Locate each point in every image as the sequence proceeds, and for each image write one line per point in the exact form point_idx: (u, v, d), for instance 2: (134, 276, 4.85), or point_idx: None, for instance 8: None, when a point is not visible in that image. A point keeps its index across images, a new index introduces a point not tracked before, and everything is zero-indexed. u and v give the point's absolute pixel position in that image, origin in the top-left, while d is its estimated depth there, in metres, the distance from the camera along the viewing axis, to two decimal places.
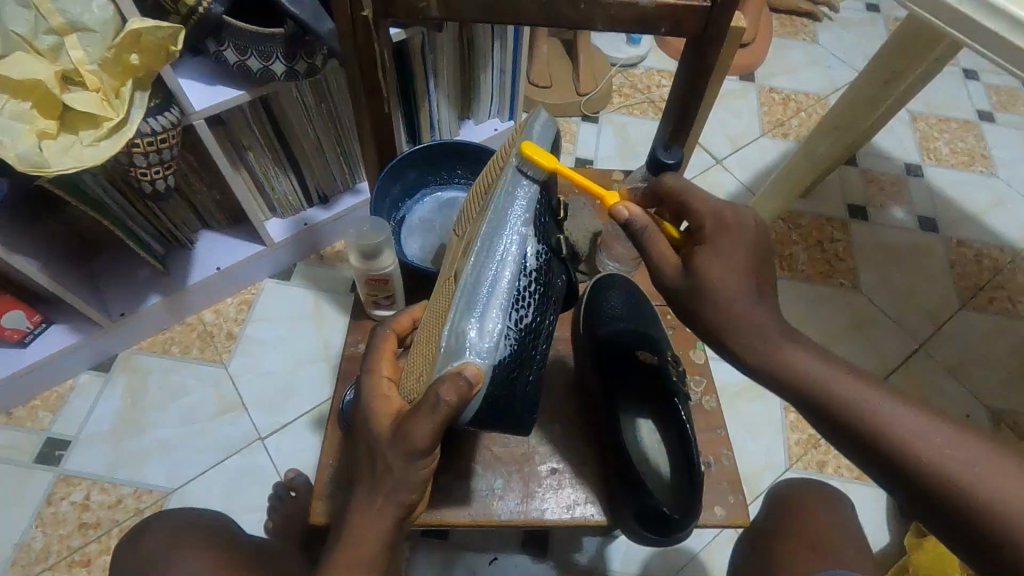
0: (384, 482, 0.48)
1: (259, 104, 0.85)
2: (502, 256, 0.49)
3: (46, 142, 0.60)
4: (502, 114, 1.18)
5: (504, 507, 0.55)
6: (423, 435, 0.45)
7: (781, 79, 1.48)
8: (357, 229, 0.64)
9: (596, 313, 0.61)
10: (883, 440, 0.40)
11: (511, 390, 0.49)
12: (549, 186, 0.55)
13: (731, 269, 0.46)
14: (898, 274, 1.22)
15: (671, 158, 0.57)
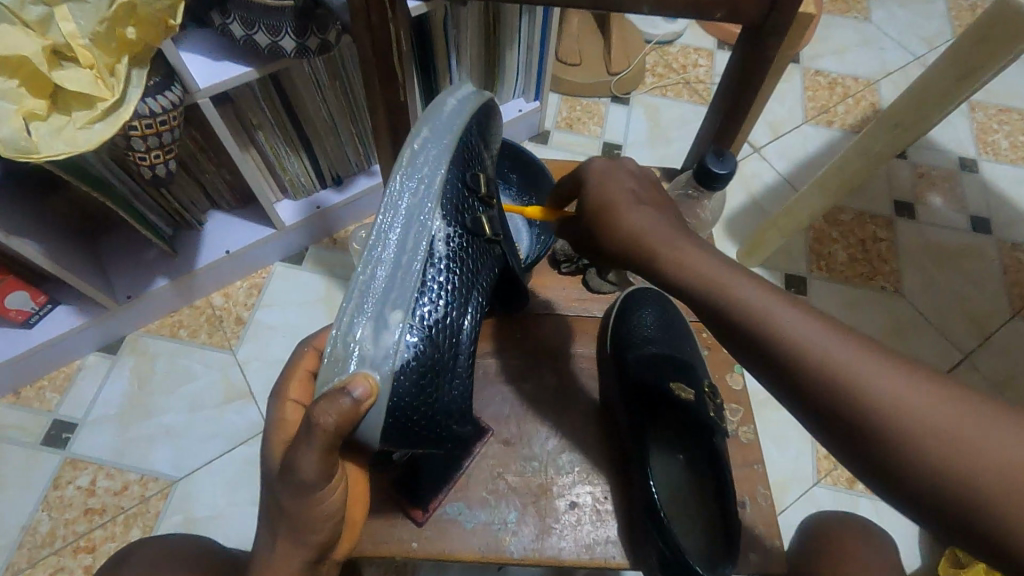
0: (284, 522, 0.42)
1: (269, 82, 0.80)
2: (398, 247, 0.41)
3: (36, 124, 0.56)
4: (527, 95, 1.12)
5: (517, 544, 0.51)
6: (309, 468, 0.39)
7: (828, 61, 1.38)
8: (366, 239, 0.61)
9: (627, 332, 0.54)
10: (832, 379, 0.32)
11: (427, 403, 0.42)
12: (470, 161, 0.47)
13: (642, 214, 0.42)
14: (946, 278, 1.14)
15: (724, 168, 0.51)
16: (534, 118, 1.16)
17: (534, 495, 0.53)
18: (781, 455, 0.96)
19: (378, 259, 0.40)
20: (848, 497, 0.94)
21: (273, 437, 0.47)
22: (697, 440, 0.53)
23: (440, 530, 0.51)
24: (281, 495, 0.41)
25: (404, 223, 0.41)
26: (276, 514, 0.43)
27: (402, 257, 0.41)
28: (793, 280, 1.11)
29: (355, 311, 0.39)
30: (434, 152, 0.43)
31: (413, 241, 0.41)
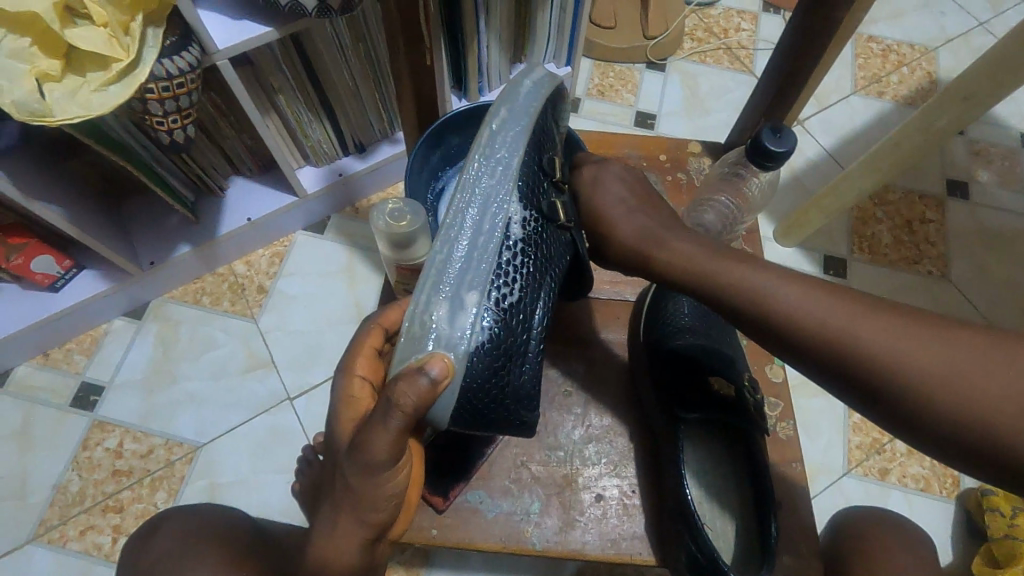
0: (344, 502, 0.40)
1: (290, 43, 0.76)
2: (475, 228, 0.40)
3: (50, 86, 0.54)
4: (558, 60, 1.07)
5: (539, 535, 0.49)
6: (379, 449, 0.37)
7: (882, 26, 1.28)
8: (385, 216, 0.54)
9: (661, 319, 0.53)
10: (853, 359, 0.39)
11: (496, 387, 0.42)
12: (543, 144, 0.46)
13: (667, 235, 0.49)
14: (997, 264, 1.07)
15: (781, 147, 0.46)
16: (564, 85, 1.11)
17: (558, 485, 0.51)
18: (812, 444, 0.93)
19: (457, 238, 0.40)
20: (880, 490, 0.91)
21: (338, 413, 0.46)
22: (736, 432, 0.51)
23: (461, 517, 0.50)
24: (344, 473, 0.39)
25: (482, 203, 0.41)
26: (338, 494, 0.41)
27: (479, 238, 0.40)
28: (833, 262, 1.06)
29: (432, 290, 0.38)
30: (512, 133, 0.43)
31: (490, 222, 0.41)
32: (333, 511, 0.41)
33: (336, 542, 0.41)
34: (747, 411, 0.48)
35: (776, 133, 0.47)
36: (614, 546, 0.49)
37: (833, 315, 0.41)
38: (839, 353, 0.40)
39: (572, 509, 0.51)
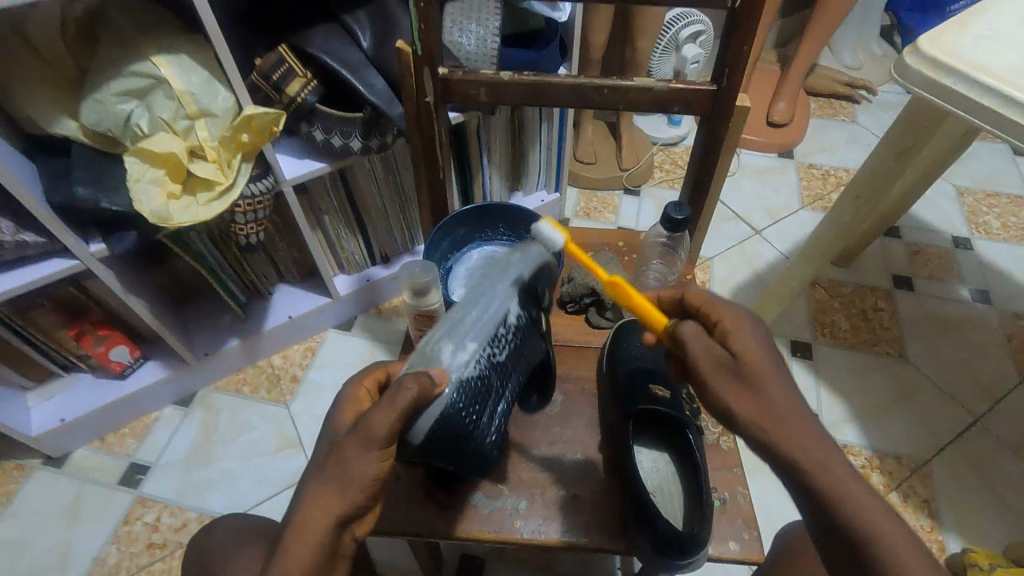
0: (329, 485, 0.45)
1: (337, 176, 1.00)
2: (488, 305, 0.54)
3: (172, 201, 0.75)
4: (549, 187, 1.31)
5: (526, 526, 0.59)
6: (377, 425, 0.44)
7: (820, 157, 1.55)
8: (408, 269, 0.64)
9: (616, 350, 0.65)
10: (854, 529, 0.38)
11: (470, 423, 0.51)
12: (546, 274, 0.62)
13: (759, 346, 0.45)
14: (949, 345, 1.20)
15: (682, 215, 0.61)
16: (556, 207, 1.34)
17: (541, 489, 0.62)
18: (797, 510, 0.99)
19: (470, 304, 0.54)
20: None
21: (338, 416, 0.51)
22: (676, 438, 0.61)
23: (459, 516, 0.60)
24: (337, 453, 0.45)
25: (497, 294, 0.55)
26: (330, 466, 0.45)
27: (489, 311, 0.54)
28: (799, 346, 1.19)
29: (445, 330, 0.52)
30: (529, 256, 0.59)
31: (498, 306, 0.55)
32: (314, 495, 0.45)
33: (308, 526, 0.44)
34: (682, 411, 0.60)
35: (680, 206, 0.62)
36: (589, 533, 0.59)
37: (892, 538, 0.37)
38: (842, 519, 0.39)
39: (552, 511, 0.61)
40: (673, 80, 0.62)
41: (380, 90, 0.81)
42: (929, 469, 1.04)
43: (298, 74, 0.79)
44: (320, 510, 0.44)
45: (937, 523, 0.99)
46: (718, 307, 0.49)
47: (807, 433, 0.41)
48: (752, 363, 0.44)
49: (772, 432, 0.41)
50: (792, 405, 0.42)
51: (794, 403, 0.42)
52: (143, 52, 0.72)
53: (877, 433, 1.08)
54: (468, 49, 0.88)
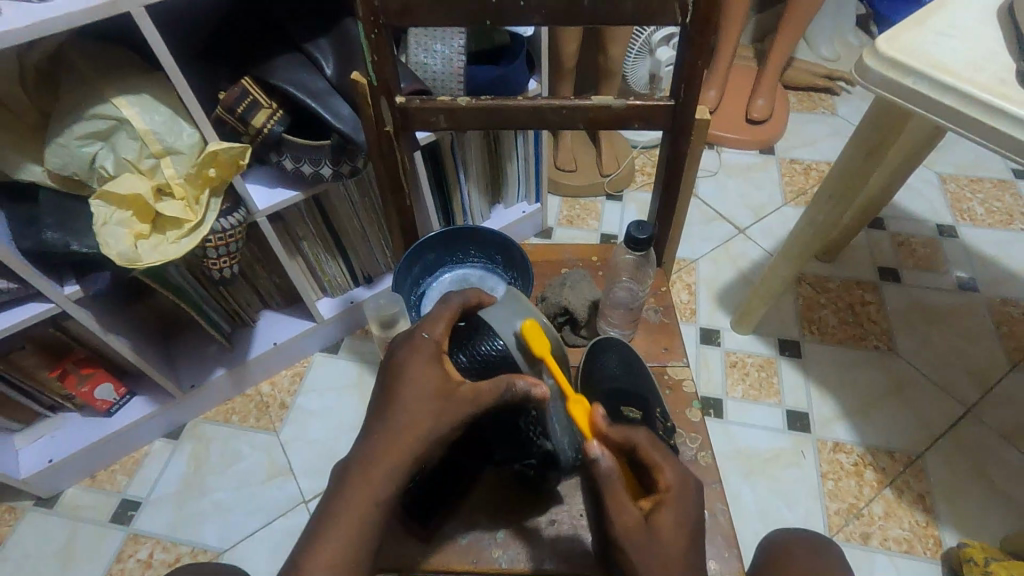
0: (416, 429, 0.50)
1: (313, 202, 1.00)
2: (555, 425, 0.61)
3: (141, 242, 0.75)
4: (529, 198, 1.31)
5: (504, 555, 0.62)
6: (473, 397, 0.52)
7: (801, 151, 1.54)
8: (375, 301, 0.69)
9: (588, 371, 0.67)
10: None
11: (468, 354, 0.57)
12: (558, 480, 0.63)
13: (677, 542, 0.48)
14: (938, 335, 1.19)
15: (644, 234, 0.62)
16: (537, 218, 1.34)
17: (520, 518, 0.64)
18: (790, 511, 1.00)
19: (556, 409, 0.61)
20: (864, 554, 0.96)
21: (417, 357, 0.54)
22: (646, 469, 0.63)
23: (438, 547, 0.62)
24: (430, 402, 0.51)
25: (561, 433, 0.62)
26: (397, 442, 0.50)
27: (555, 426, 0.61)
28: (787, 344, 1.18)
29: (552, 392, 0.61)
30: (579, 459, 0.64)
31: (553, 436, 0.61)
32: (395, 433, 0.50)
33: (388, 460, 0.49)
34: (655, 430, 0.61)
35: (642, 225, 0.63)
36: (565, 559, 0.61)
37: None
38: None
39: (531, 537, 0.63)
40: (630, 97, 0.63)
41: (346, 117, 0.79)
42: (923, 462, 1.04)
43: (264, 105, 0.79)
44: (400, 448, 0.50)
45: (932, 518, 0.98)
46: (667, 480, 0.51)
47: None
48: (660, 534, 0.48)
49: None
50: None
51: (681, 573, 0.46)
52: (104, 94, 0.71)
53: (869, 428, 1.08)
54: (436, 70, 0.87)
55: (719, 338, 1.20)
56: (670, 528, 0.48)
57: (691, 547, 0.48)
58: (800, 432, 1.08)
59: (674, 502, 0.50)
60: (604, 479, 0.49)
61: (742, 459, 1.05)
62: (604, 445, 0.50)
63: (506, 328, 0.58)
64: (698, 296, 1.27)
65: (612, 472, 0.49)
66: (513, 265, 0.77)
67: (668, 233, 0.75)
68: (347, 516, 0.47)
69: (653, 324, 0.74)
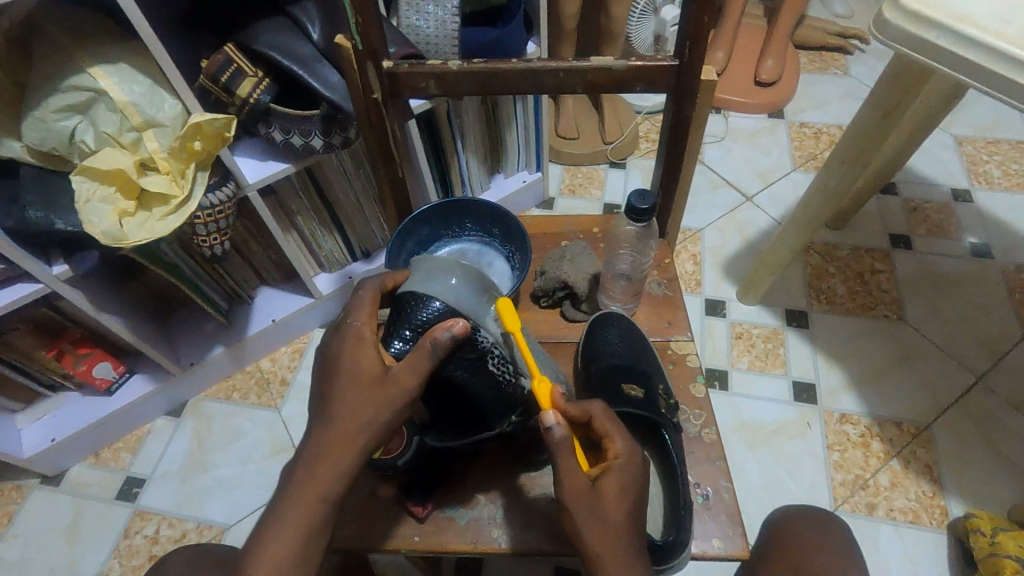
0: (358, 419, 0.47)
1: (305, 175, 0.97)
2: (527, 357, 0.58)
3: (126, 219, 0.73)
4: (529, 167, 1.27)
5: (503, 535, 0.61)
6: (409, 373, 0.48)
7: (812, 114, 1.49)
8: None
9: (592, 347, 0.66)
10: None
11: (409, 326, 0.52)
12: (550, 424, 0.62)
13: (621, 511, 0.47)
14: (949, 303, 1.16)
15: (645, 204, 0.59)
16: (538, 188, 1.31)
17: (519, 497, 0.63)
18: (795, 482, 0.99)
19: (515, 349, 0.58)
20: (869, 524, 0.95)
21: (347, 345, 0.51)
22: (653, 437, 0.60)
23: (436, 527, 0.62)
24: (366, 388, 0.48)
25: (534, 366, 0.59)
26: (334, 439, 0.47)
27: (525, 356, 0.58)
28: (794, 315, 1.16)
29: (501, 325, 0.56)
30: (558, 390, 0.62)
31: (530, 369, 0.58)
32: (335, 425, 0.47)
33: (330, 458, 0.46)
34: (658, 408, 0.59)
35: (644, 194, 0.60)
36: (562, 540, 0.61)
37: None
38: None
39: (531, 515, 0.62)
40: (633, 58, 0.60)
41: (335, 84, 0.75)
42: (931, 433, 1.02)
43: (248, 74, 0.75)
44: (345, 441, 0.47)
45: (939, 488, 0.97)
46: (616, 446, 0.50)
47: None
48: (605, 500, 0.47)
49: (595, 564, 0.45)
50: (626, 549, 0.45)
51: (621, 544, 0.45)
52: (80, 64, 0.68)
53: (877, 398, 1.06)
54: (428, 33, 0.82)
55: (725, 309, 1.18)
56: (618, 494, 0.47)
57: (636, 518, 0.47)
58: (806, 404, 1.06)
59: (621, 472, 0.49)
60: (554, 442, 0.46)
61: (747, 430, 1.04)
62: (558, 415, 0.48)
63: (438, 282, 0.53)
64: (703, 266, 1.24)
65: (565, 440, 0.46)
66: (510, 238, 0.74)
67: (672, 202, 0.72)
68: (295, 517, 0.45)
69: (657, 298, 0.72)
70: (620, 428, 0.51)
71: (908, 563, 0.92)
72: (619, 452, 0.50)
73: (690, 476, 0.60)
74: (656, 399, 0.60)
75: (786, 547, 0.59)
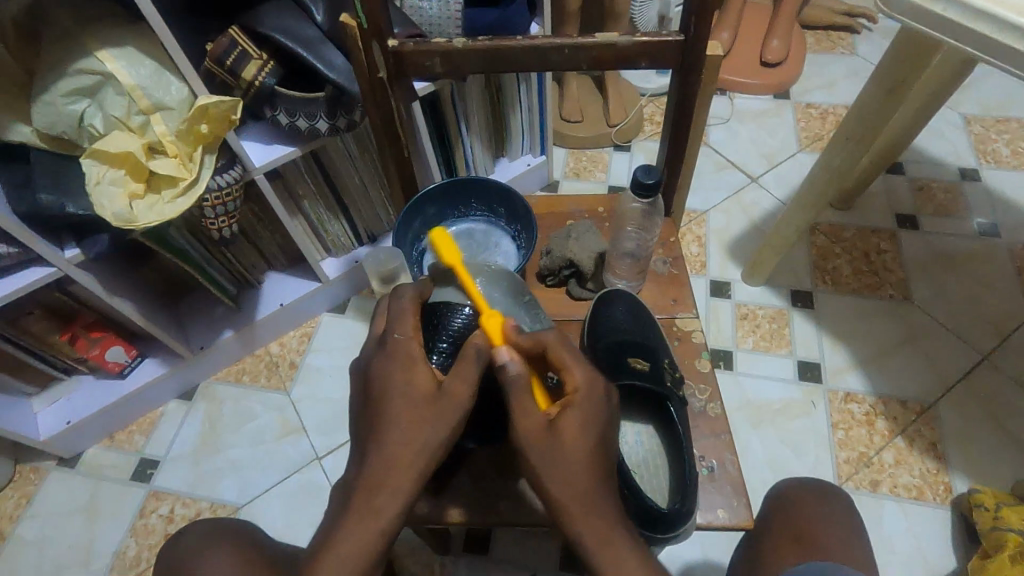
0: (417, 443, 0.48)
1: (311, 158, 0.97)
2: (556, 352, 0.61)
3: (136, 202, 0.74)
4: (534, 150, 1.27)
5: (512, 508, 0.63)
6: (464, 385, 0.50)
7: (818, 94, 1.47)
8: (373, 256, 0.66)
9: (596, 324, 0.67)
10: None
11: (446, 335, 0.56)
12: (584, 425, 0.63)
13: (575, 447, 0.48)
14: (956, 282, 1.16)
15: (651, 179, 0.59)
16: (543, 171, 1.31)
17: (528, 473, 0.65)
18: (800, 460, 1.00)
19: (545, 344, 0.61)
20: (873, 501, 0.96)
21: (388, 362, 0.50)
22: (658, 410, 0.61)
23: (447, 500, 0.63)
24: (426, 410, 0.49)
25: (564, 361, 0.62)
26: (396, 466, 0.48)
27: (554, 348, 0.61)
28: (799, 295, 1.16)
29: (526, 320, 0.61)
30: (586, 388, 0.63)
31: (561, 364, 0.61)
32: (399, 452, 0.48)
33: (391, 487, 0.47)
34: (663, 382, 0.60)
35: (649, 170, 0.61)
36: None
37: None
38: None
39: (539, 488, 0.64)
40: (637, 33, 0.60)
41: (340, 66, 0.76)
42: (936, 411, 1.03)
43: (253, 56, 0.75)
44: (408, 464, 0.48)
45: (944, 465, 0.98)
46: (573, 384, 0.51)
47: (589, 517, 0.46)
48: (562, 436, 0.48)
49: (562, 509, 0.47)
50: (591, 490, 0.47)
51: (584, 482, 0.47)
52: (87, 47, 0.69)
53: (882, 377, 1.07)
54: (431, 14, 0.82)
55: (730, 290, 1.18)
56: (573, 429, 0.48)
57: (596, 450, 0.48)
58: (811, 383, 1.07)
59: (580, 405, 0.50)
60: (509, 379, 0.49)
61: (752, 409, 1.05)
62: (512, 351, 0.51)
63: (465, 288, 0.60)
64: (708, 248, 1.24)
65: (518, 377, 0.49)
66: (516, 217, 0.75)
67: (677, 180, 0.72)
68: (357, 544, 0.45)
69: (662, 276, 0.73)
70: (578, 362, 0.52)
71: (912, 539, 0.93)
72: (577, 389, 0.51)
73: (695, 449, 0.61)
74: (662, 373, 0.61)
75: (789, 513, 0.61)
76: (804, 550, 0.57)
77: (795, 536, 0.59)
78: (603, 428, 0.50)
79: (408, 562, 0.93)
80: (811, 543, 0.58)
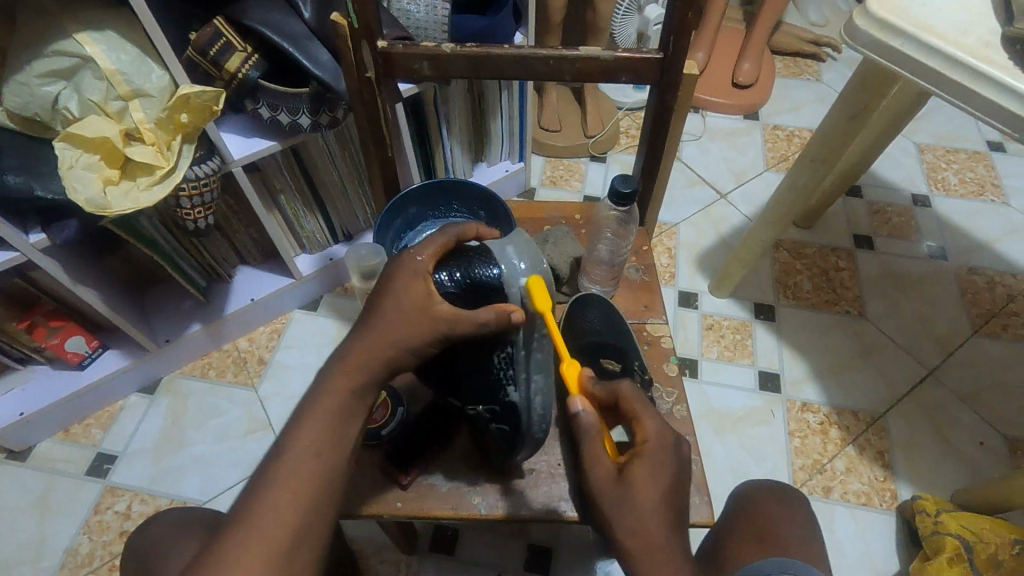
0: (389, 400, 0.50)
1: (289, 154, 0.97)
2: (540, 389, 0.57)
3: (110, 188, 0.72)
4: (512, 157, 1.29)
5: (483, 503, 0.64)
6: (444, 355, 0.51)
7: (785, 117, 1.54)
8: (355, 253, 0.68)
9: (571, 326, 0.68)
10: None
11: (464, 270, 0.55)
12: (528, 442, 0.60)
13: (650, 503, 0.49)
14: (906, 301, 1.23)
15: (629, 188, 0.62)
16: (520, 177, 1.33)
17: (501, 469, 0.66)
18: (759, 466, 1.04)
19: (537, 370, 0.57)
20: (825, 506, 1.01)
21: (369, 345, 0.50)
22: None
23: (419, 496, 0.64)
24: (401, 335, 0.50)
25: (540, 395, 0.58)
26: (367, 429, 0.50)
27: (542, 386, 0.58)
28: (762, 308, 1.21)
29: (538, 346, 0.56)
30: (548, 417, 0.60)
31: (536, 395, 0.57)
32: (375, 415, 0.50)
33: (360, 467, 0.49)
34: None
35: (627, 181, 0.63)
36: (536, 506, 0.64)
37: None
38: None
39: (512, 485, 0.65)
40: (619, 48, 0.62)
41: (325, 63, 0.76)
42: (885, 422, 1.08)
43: (238, 49, 0.75)
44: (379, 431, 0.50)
45: (891, 473, 1.03)
46: (645, 434, 0.52)
47: (654, 569, 0.48)
48: (636, 489, 0.50)
49: (632, 556, 0.49)
50: (661, 543, 0.48)
51: (657, 536, 0.49)
52: (66, 29, 0.68)
53: (837, 389, 1.12)
54: (418, 17, 0.84)
55: (697, 301, 1.22)
56: (648, 486, 0.50)
57: (669, 501, 0.50)
58: (771, 393, 1.11)
59: (652, 457, 0.51)
60: (581, 429, 0.51)
61: (715, 417, 1.08)
62: (586, 401, 0.52)
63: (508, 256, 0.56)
64: (678, 259, 1.28)
65: (592, 429, 0.51)
66: (496, 220, 0.76)
67: (651, 191, 0.75)
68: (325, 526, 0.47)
69: (635, 283, 0.75)
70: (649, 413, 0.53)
71: (860, 543, 0.98)
72: (653, 442, 0.52)
73: None
74: None
75: (752, 515, 0.64)
76: (765, 548, 0.60)
77: (757, 537, 0.62)
78: (676, 482, 0.51)
79: (373, 561, 0.93)
80: (770, 542, 0.61)
